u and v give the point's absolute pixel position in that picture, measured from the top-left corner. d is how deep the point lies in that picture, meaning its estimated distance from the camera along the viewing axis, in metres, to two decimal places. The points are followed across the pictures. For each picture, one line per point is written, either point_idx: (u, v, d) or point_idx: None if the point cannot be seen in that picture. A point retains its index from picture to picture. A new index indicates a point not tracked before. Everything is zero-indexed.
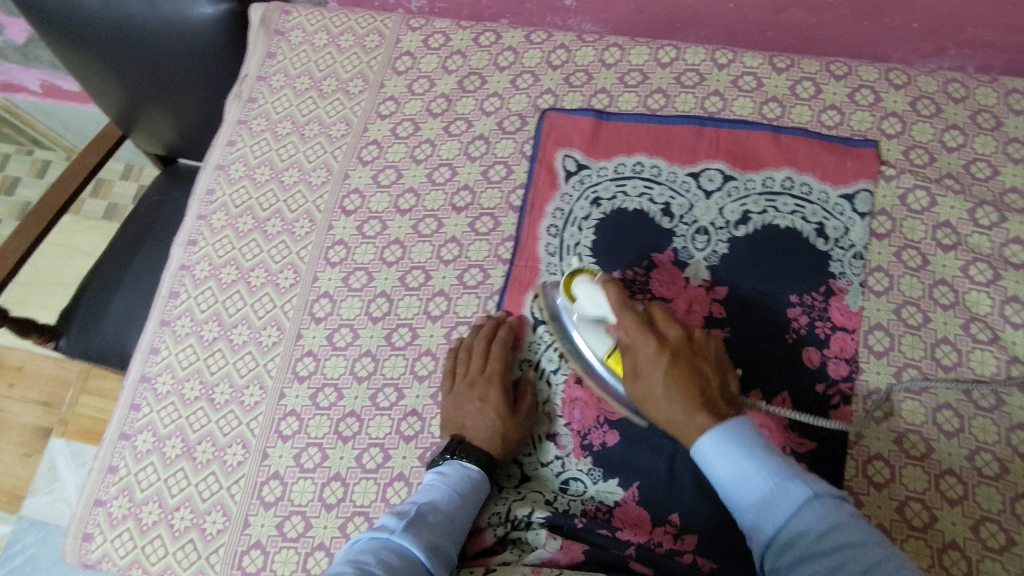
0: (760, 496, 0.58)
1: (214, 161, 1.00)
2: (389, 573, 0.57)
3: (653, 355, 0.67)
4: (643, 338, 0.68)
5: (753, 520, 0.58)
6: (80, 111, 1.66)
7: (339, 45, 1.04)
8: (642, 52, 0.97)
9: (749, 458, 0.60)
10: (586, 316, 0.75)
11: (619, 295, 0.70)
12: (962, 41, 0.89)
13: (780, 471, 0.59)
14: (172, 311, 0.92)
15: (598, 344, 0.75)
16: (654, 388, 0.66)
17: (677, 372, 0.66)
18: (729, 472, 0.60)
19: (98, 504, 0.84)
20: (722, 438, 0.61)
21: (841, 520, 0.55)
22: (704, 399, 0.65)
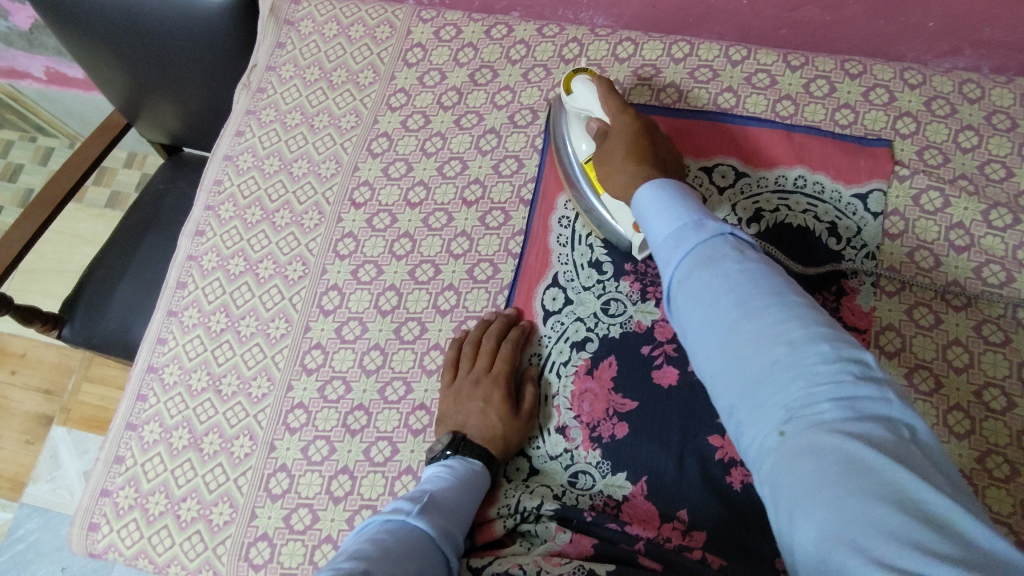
0: (683, 245, 0.52)
1: (222, 151, 1.00)
2: (408, 549, 0.56)
3: (624, 125, 0.75)
4: (617, 115, 0.76)
5: (677, 261, 0.52)
6: (85, 99, 1.65)
7: (350, 35, 1.03)
8: (655, 47, 0.96)
9: (680, 209, 0.55)
10: (578, 114, 0.83)
11: (605, 87, 0.79)
12: (979, 41, 0.88)
13: (707, 225, 0.53)
14: (180, 302, 0.91)
15: (582, 144, 0.83)
16: (615, 155, 0.73)
17: (632, 142, 0.72)
18: (664, 232, 0.55)
19: (104, 493, 0.83)
20: (654, 198, 0.57)
21: (782, 318, 0.45)
22: (652, 159, 0.71)
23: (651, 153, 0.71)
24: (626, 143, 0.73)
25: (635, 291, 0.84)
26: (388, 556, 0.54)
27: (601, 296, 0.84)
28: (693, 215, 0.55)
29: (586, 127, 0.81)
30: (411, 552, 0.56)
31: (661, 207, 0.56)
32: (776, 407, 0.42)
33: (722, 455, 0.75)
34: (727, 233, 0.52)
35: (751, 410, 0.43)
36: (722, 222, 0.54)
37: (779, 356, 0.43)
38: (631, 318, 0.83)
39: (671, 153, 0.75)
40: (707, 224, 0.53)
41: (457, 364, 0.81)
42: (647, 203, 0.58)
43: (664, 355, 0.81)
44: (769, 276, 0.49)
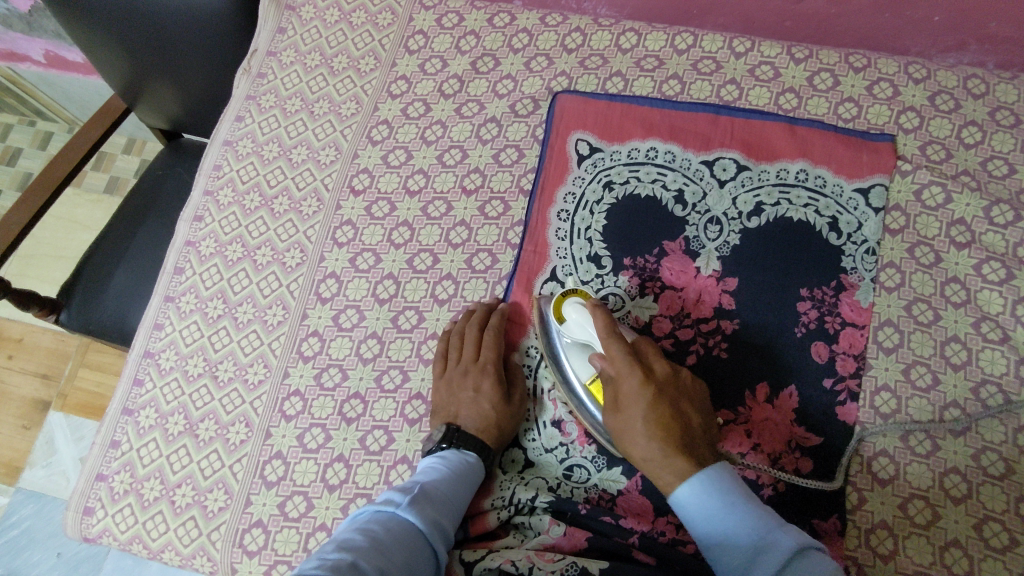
0: (746, 566, 0.58)
1: (221, 136, 0.99)
2: (397, 540, 0.56)
3: (637, 391, 0.66)
4: (627, 374, 0.67)
5: (731, 530, 0.59)
6: (84, 83, 1.64)
7: (351, 21, 1.02)
8: (658, 37, 0.95)
9: (727, 506, 0.60)
10: (574, 339, 0.74)
11: (607, 321, 0.70)
12: (984, 36, 0.88)
13: (764, 531, 0.58)
14: (177, 287, 0.91)
15: (581, 367, 0.74)
16: (635, 428, 0.65)
17: (659, 422, 0.64)
18: (721, 535, 0.59)
19: (99, 478, 0.83)
20: (703, 494, 0.61)
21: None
22: (685, 442, 0.64)
23: (683, 423, 0.66)
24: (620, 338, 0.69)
25: (634, 286, 0.84)
26: (376, 546, 0.54)
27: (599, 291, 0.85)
28: (686, 481, 0.62)
29: (586, 353, 0.73)
30: (400, 543, 0.56)
31: (721, 507, 0.60)
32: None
33: None
34: (786, 542, 0.57)
35: None
36: (771, 518, 0.59)
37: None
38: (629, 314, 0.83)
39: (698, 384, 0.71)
40: (688, 513, 0.61)
41: (446, 355, 0.81)
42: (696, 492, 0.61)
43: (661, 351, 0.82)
44: (722, 476, 0.62)
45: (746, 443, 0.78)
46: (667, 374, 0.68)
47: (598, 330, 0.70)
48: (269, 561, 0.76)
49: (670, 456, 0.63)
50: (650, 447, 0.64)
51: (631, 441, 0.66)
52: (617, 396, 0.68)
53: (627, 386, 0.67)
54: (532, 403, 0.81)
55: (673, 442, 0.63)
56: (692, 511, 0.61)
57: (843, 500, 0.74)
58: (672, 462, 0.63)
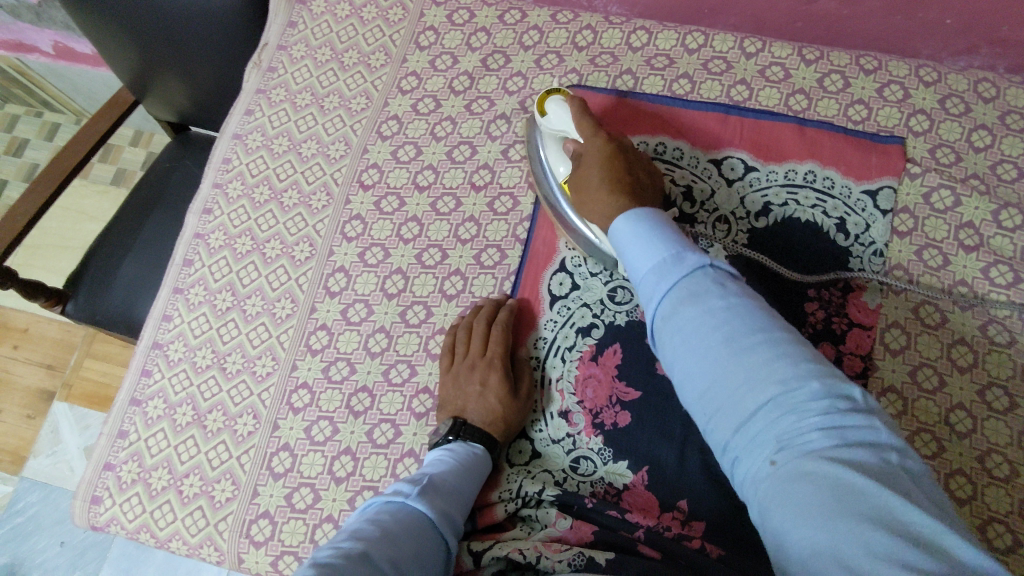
0: (669, 277, 0.55)
1: (231, 129, 0.99)
2: (406, 531, 0.57)
3: (597, 146, 0.74)
4: (588, 133, 0.76)
5: (659, 296, 0.55)
6: (92, 75, 1.64)
7: (362, 16, 1.03)
8: (669, 36, 0.95)
9: (658, 240, 0.58)
10: (552, 132, 0.82)
11: (581, 104, 0.78)
12: (996, 40, 0.88)
13: (688, 256, 0.56)
14: (186, 279, 0.92)
15: (560, 166, 0.81)
16: (591, 165, 0.73)
17: (609, 166, 0.72)
18: (649, 265, 0.57)
19: (108, 467, 0.84)
20: (635, 231, 0.60)
21: (767, 353, 0.47)
22: (632, 183, 0.71)
23: (630, 167, 0.73)
24: (600, 165, 0.72)
25: None
26: (386, 536, 0.55)
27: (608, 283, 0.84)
28: (675, 247, 0.57)
29: (564, 150, 0.81)
30: (410, 534, 0.57)
31: (644, 242, 0.59)
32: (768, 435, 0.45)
33: None
34: (705, 271, 0.54)
35: (746, 444, 0.46)
36: (701, 251, 0.56)
37: (753, 386, 0.46)
38: (637, 307, 0.83)
39: (657, 174, 0.78)
40: (688, 260, 0.55)
41: (453, 349, 0.81)
42: (624, 234, 0.61)
43: None
44: (754, 310, 0.51)
45: None
46: (625, 143, 0.76)
47: (575, 120, 0.78)
48: (276, 552, 0.77)
49: (615, 187, 0.70)
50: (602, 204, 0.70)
51: (587, 197, 0.72)
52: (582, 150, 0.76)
53: (595, 145, 0.74)
54: (539, 396, 0.81)
55: (620, 182, 0.70)
56: (628, 254, 0.60)
57: None
58: (618, 201, 0.69)
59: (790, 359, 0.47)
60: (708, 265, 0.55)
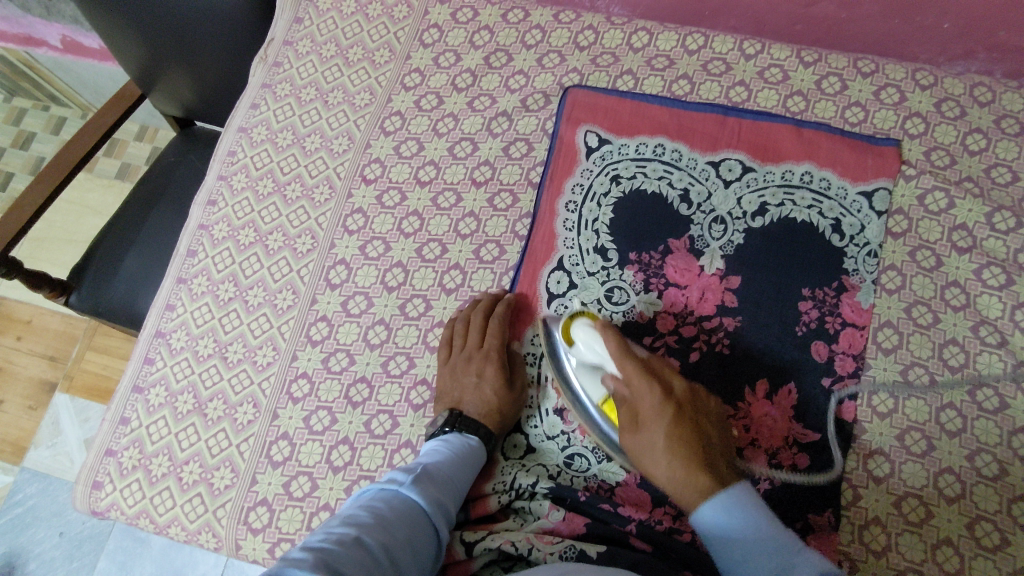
0: (764, 541, 0.60)
1: (236, 123, 1.01)
2: (399, 518, 0.59)
3: (656, 410, 0.67)
4: (642, 390, 0.69)
5: (750, 538, 0.60)
6: (99, 69, 1.66)
7: (367, 13, 1.04)
8: (670, 37, 0.96)
9: (752, 517, 0.61)
10: (583, 361, 0.75)
11: (618, 342, 0.70)
12: (992, 44, 0.89)
13: (786, 549, 0.60)
14: (189, 269, 0.93)
15: (596, 388, 0.74)
16: (654, 449, 0.66)
17: (678, 442, 0.65)
18: (732, 529, 0.61)
19: (109, 454, 0.85)
20: (728, 533, 0.61)
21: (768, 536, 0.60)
22: (710, 463, 0.64)
23: (697, 431, 0.67)
24: (665, 434, 0.66)
25: (638, 281, 0.86)
26: (380, 523, 0.57)
27: (604, 282, 0.86)
28: (718, 476, 0.64)
29: (597, 373, 0.74)
30: (403, 521, 0.59)
31: (750, 535, 0.60)
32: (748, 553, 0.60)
33: None
34: (795, 548, 0.60)
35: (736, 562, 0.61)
36: (789, 535, 0.61)
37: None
38: (634, 308, 0.85)
39: (714, 405, 0.72)
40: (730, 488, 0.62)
41: (451, 342, 0.83)
42: (675, 440, 0.66)
43: (666, 347, 0.83)
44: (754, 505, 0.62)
45: (743, 438, 0.79)
46: (683, 399, 0.69)
47: (614, 359, 0.70)
48: (273, 538, 0.78)
49: (689, 470, 0.64)
50: (671, 471, 0.65)
51: (651, 461, 0.66)
52: (635, 411, 0.69)
53: (647, 406, 0.68)
54: (534, 391, 0.83)
55: (693, 459, 0.64)
56: (676, 461, 0.66)
57: (837, 495, 0.75)
58: (696, 480, 0.63)
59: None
60: (748, 493, 0.63)
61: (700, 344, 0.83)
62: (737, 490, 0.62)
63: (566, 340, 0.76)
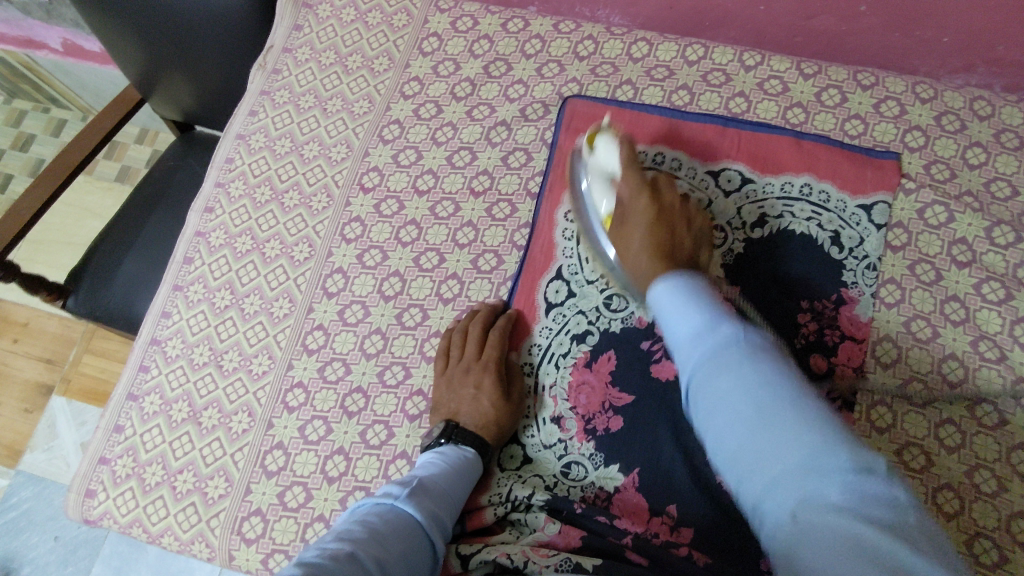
0: (704, 343, 0.54)
1: (235, 129, 1.01)
2: (395, 531, 0.58)
3: (641, 209, 0.73)
4: (636, 197, 0.74)
5: (693, 366, 0.54)
6: (100, 73, 1.66)
7: (367, 21, 1.04)
8: (670, 48, 0.96)
9: (693, 308, 0.57)
10: (598, 170, 0.80)
11: (629, 151, 0.77)
12: (992, 58, 0.89)
13: (722, 326, 0.54)
14: (186, 277, 0.92)
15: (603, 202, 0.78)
16: (633, 245, 0.72)
17: (652, 239, 0.70)
18: (684, 330, 0.56)
19: (102, 462, 0.84)
20: (672, 299, 0.58)
21: (790, 427, 0.46)
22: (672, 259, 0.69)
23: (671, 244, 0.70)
24: (648, 223, 0.72)
25: None
26: (374, 536, 0.55)
27: (604, 289, 0.85)
28: (711, 315, 0.55)
29: (608, 185, 0.78)
30: (398, 534, 0.58)
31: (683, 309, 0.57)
32: (791, 495, 0.44)
33: None
34: (737, 336, 0.53)
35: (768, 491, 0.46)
36: (736, 321, 0.55)
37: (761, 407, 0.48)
38: (633, 314, 0.84)
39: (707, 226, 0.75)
40: (722, 328, 0.54)
41: (448, 353, 0.82)
42: (666, 303, 0.59)
43: (664, 351, 0.82)
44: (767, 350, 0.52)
45: None
46: (672, 202, 0.74)
47: (624, 164, 0.76)
48: (266, 549, 0.77)
49: (654, 255, 0.69)
50: (642, 266, 0.70)
51: (628, 254, 0.72)
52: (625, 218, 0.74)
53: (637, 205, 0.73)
54: (531, 402, 0.82)
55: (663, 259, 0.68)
56: (668, 321, 0.58)
57: None
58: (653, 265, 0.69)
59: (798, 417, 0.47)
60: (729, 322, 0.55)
61: None
62: (726, 329, 0.54)
63: (589, 148, 0.82)
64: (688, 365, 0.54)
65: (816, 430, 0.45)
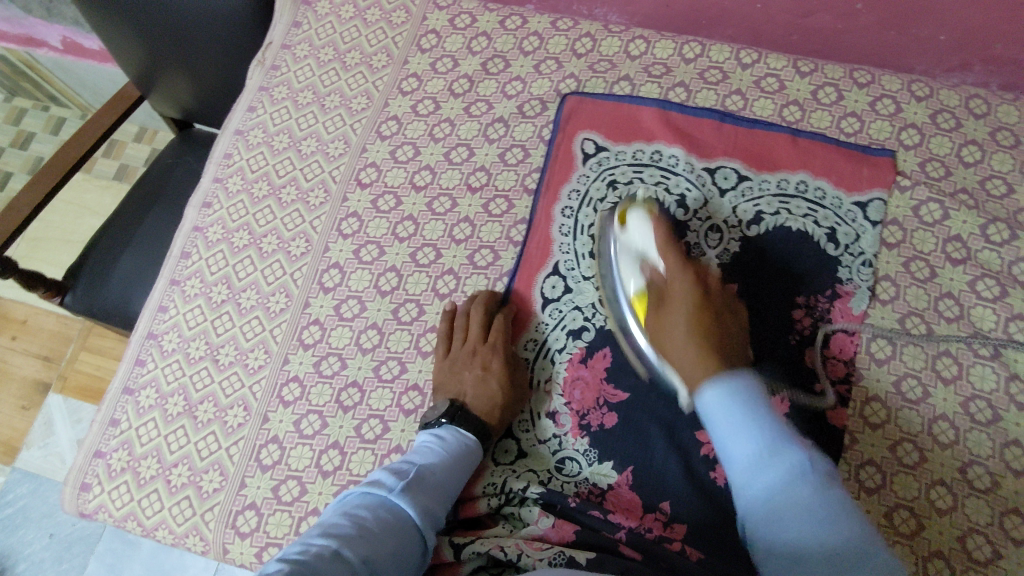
0: (761, 472, 0.60)
1: (233, 125, 1.01)
2: (385, 528, 0.58)
3: (686, 288, 0.74)
4: (676, 276, 0.75)
5: (754, 486, 0.61)
6: (100, 71, 1.66)
7: (366, 18, 1.04)
8: (667, 46, 0.97)
9: (757, 426, 0.62)
10: (628, 247, 0.80)
11: (666, 234, 0.77)
12: (989, 57, 0.89)
13: (780, 449, 0.61)
14: (183, 271, 0.93)
15: (631, 281, 0.79)
16: (676, 331, 0.72)
17: (696, 329, 0.71)
18: (738, 455, 0.62)
19: (98, 455, 0.84)
20: (727, 411, 0.63)
21: (814, 486, 0.59)
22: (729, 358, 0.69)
23: (714, 332, 0.71)
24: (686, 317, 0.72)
25: None
26: (364, 533, 0.55)
27: None
28: (773, 438, 0.61)
29: (638, 265, 0.78)
30: (389, 531, 0.58)
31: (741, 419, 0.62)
32: None
33: (707, 451, 0.77)
34: (798, 466, 0.60)
35: None
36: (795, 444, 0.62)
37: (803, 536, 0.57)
38: None
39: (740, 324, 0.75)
40: (783, 453, 0.60)
41: (451, 336, 0.83)
42: (714, 409, 0.64)
43: None
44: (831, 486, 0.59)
45: None
46: (710, 294, 0.74)
47: (660, 247, 0.77)
48: (260, 543, 0.77)
49: (700, 348, 0.69)
50: (688, 352, 0.70)
51: (671, 342, 0.72)
52: (664, 302, 0.75)
53: (678, 291, 0.74)
54: (533, 392, 0.83)
55: (709, 347, 0.69)
56: (715, 431, 0.64)
57: None
58: (698, 352, 0.69)
59: (852, 533, 0.56)
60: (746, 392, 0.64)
61: None
62: (793, 455, 0.60)
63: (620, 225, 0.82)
64: (746, 497, 0.62)
65: (843, 516, 0.57)
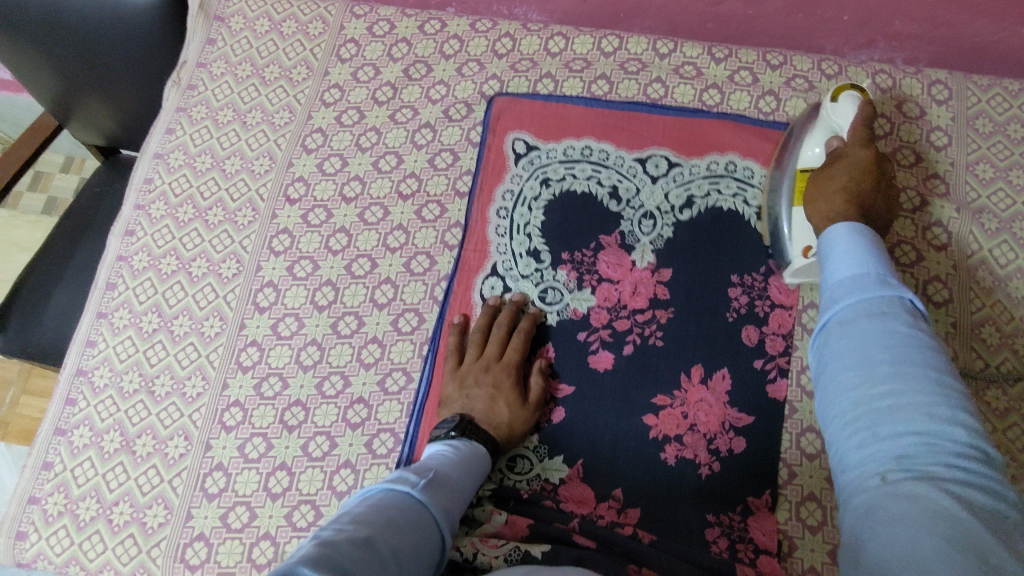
0: (861, 291, 0.56)
1: (151, 149, 0.98)
2: (410, 523, 0.54)
3: (858, 160, 0.70)
4: (858, 146, 0.71)
5: (845, 303, 0.56)
6: (14, 102, 1.59)
7: (282, 31, 1.03)
8: (586, 41, 0.98)
9: (868, 258, 0.58)
10: (827, 121, 0.76)
11: (868, 114, 0.73)
12: (891, 33, 0.93)
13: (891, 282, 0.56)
14: (109, 303, 0.89)
15: (814, 148, 0.77)
16: (831, 184, 0.69)
17: (852, 192, 0.68)
18: (843, 274, 0.58)
19: (32, 501, 0.81)
20: (848, 241, 0.60)
21: (929, 374, 0.50)
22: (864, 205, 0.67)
23: (869, 210, 0.68)
24: (844, 177, 0.69)
25: (572, 279, 0.86)
26: (390, 525, 0.52)
27: (538, 284, 0.86)
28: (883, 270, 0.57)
29: (825, 145, 0.76)
30: (413, 526, 0.55)
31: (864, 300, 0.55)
32: (905, 429, 0.48)
33: (656, 434, 0.78)
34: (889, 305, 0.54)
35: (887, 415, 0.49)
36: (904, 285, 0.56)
37: (907, 460, 0.46)
38: (567, 306, 0.85)
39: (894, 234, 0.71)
40: (891, 285, 0.55)
41: (466, 352, 0.82)
42: (839, 241, 0.60)
43: (600, 340, 0.83)
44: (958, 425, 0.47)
45: (683, 424, 0.78)
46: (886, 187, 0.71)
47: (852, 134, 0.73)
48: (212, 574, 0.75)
49: (845, 203, 0.67)
50: (831, 204, 0.68)
51: (822, 191, 0.70)
52: (840, 159, 0.72)
53: (854, 155, 0.71)
54: (547, 412, 0.81)
55: (852, 210, 0.66)
56: (831, 258, 0.60)
57: (775, 475, 0.76)
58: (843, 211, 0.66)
59: (929, 363, 0.50)
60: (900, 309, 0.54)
61: (635, 338, 0.83)
62: (890, 288, 0.55)
63: (828, 101, 0.77)
64: (834, 311, 0.56)
65: (888, 280, 0.56)
